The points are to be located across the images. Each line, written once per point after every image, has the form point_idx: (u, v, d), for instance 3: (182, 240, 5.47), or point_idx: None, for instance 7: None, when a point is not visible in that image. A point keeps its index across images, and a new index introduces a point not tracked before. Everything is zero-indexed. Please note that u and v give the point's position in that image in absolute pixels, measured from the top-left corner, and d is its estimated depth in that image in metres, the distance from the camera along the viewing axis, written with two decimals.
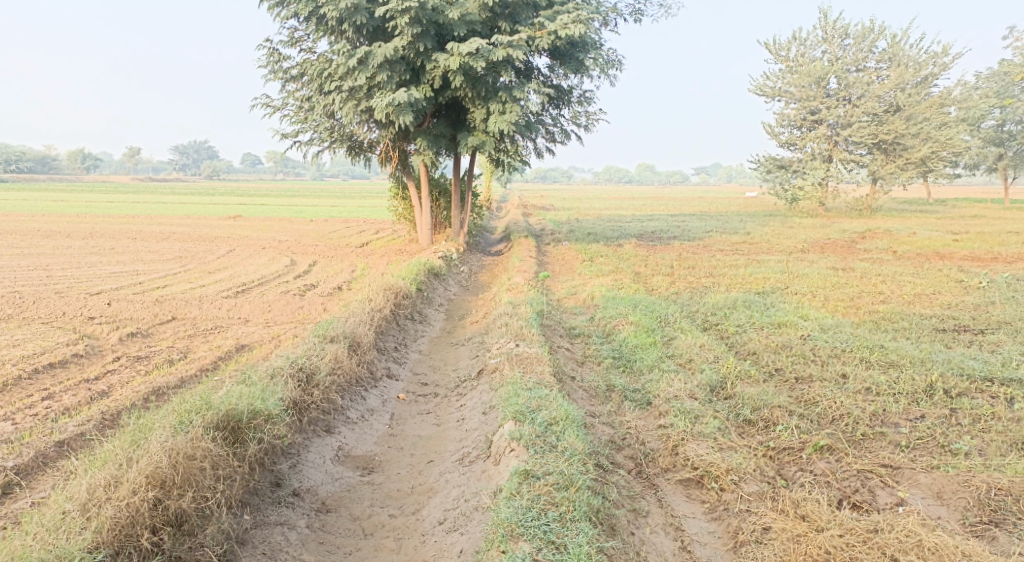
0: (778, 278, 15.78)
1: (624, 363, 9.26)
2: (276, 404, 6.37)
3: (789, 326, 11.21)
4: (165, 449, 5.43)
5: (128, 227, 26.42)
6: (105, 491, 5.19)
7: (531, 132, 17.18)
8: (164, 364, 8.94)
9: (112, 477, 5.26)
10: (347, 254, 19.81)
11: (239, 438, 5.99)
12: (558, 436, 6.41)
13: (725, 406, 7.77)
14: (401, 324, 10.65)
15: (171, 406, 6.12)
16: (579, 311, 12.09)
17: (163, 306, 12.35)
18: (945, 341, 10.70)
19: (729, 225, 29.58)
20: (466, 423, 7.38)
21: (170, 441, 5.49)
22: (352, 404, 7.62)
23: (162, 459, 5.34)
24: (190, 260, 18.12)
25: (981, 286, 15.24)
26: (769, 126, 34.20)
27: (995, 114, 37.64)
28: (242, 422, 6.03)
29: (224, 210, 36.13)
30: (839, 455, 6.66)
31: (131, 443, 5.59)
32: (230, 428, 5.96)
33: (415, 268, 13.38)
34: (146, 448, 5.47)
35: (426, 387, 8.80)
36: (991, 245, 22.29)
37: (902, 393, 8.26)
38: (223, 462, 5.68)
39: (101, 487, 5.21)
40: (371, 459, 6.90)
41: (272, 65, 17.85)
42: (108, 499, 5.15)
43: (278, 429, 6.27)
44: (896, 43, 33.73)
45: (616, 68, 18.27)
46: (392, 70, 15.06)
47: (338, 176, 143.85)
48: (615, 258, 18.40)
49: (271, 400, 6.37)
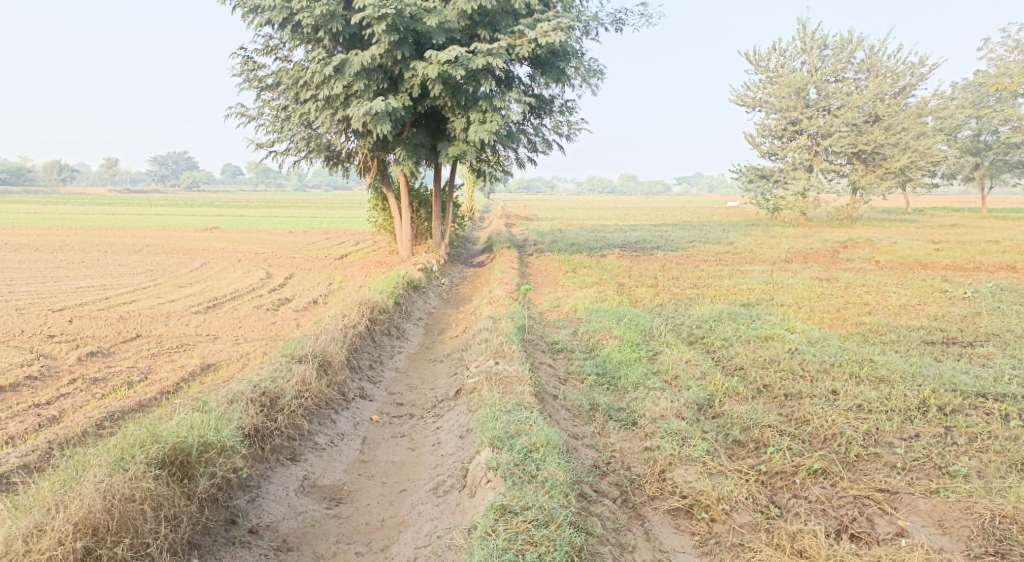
0: (763, 289, 15.53)
1: (608, 381, 8.92)
2: (231, 435, 5.93)
3: (776, 339, 10.93)
4: (99, 490, 5.01)
5: (100, 239, 25.74)
6: (26, 541, 4.78)
7: (513, 142, 16.89)
8: (122, 386, 8.45)
9: (35, 524, 4.84)
10: (325, 266, 19.37)
11: (188, 474, 5.56)
12: (538, 464, 6.03)
13: (714, 427, 7.42)
14: (376, 340, 10.23)
15: (114, 439, 5.66)
16: (562, 325, 11.73)
17: (128, 323, 11.84)
18: (934, 354, 10.45)
19: (713, 235, 29.44)
20: (441, 447, 6.98)
21: (106, 481, 5.06)
22: (320, 428, 7.20)
23: (94, 503, 4.94)
24: (161, 274, 17.59)
25: (966, 296, 15.09)
26: (751, 137, 34.20)
27: (972, 124, 37.92)
28: (191, 455, 5.59)
29: (202, 221, 35.49)
30: (834, 480, 6.34)
31: (62, 484, 5.14)
32: (178, 463, 5.53)
33: (393, 281, 12.96)
34: (79, 490, 5.04)
35: (402, 407, 8.39)
36: (972, 255, 22.26)
37: (896, 410, 7.97)
38: (167, 503, 5.26)
39: (22, 537, 4.79)
40: (339, 488, 6.48)
41: (246, 73, 17.43)
42: (28, 552, 4.75)
43: (233, 462, 5.84)
44: (874, 54, 33.92)
45: (597, 77, 18.06)
46: (368, 78, 14.71)
47: (320, 187, 142.92)
48: (598, 269, 18.12)
49: (227, 429, 5.94)
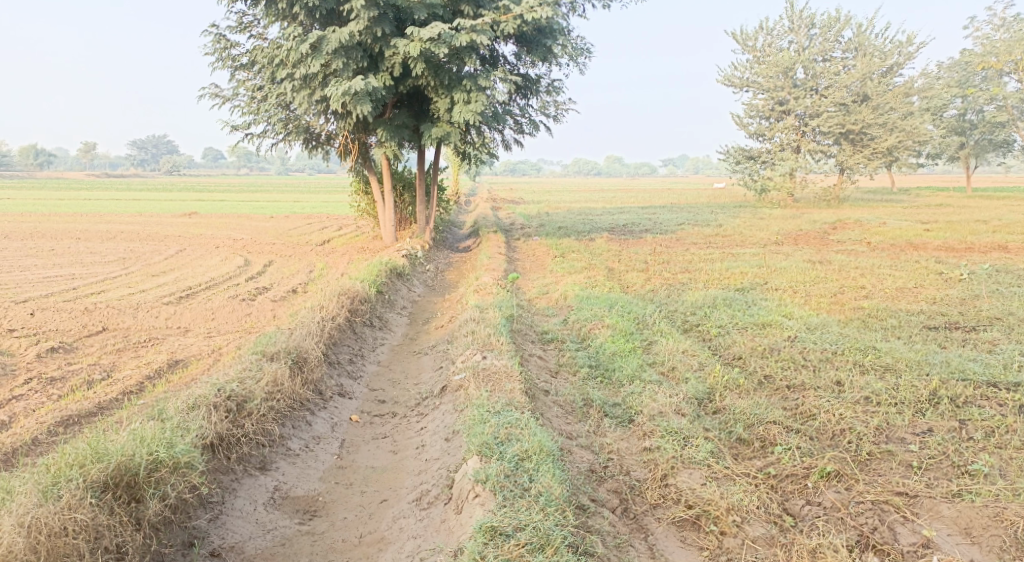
0: (756, 273, 15.11)
1: (601, 373, 8.44)
2: (187, 449, 5.39)
3: (774, 326, 10.49)
4: (21, 526, 4.56)
5: (73, 226, 24.86)
6: None
7: (498, 123, 16.29)
8: (81, 387, 7.86)
9: None
10: (306, 253, 18.73)
11: (136, 497, 5.05)
12: (531, 475, 5.54)
13: (716, 424, 6.96)
14: (357, 332, 9.69)
15: (51, 459, 5.12)
16: (551, 313, 11.22)
17: (93, 315, 11.21)
18: (938, 341, 10.04)
19: (701, 217, 28.98)
20: (425, 451, 6.50)
21: (30, 514, 4.61)
22: (294, 432, 6.68)
23: (16, 540, 4.51)
24: (134, 262, 16.92)
25: (962, 278, 14.71)
26: (738, 117, 33.73)
27: (958, 103, 37.62)
28: (139, 476, 5.07)
29: (181, 207, 34.53)
30: (849, 483, 5.93)
31: None
32: (125, 485, 5.02)
33: (376, 268, 12.40)
34: None
35: (383, 405, 7.86)
36: (963, 235, 21.95)
37: (905, 403, 7.54)
38: (107, 534, 4.77)
39: None
40: (314, 500, 5.97)
41: (219, 52, 16.67)
42: None
43: (189, 481, 5.30)
44: (862, 32, 33.43)
45: (585, 56, 17.42)
46: (347, 56, 14.02)
47: (304, 171, 141.60)
48: (586, 253, 17.60)
49: (182, 443, 5.39)
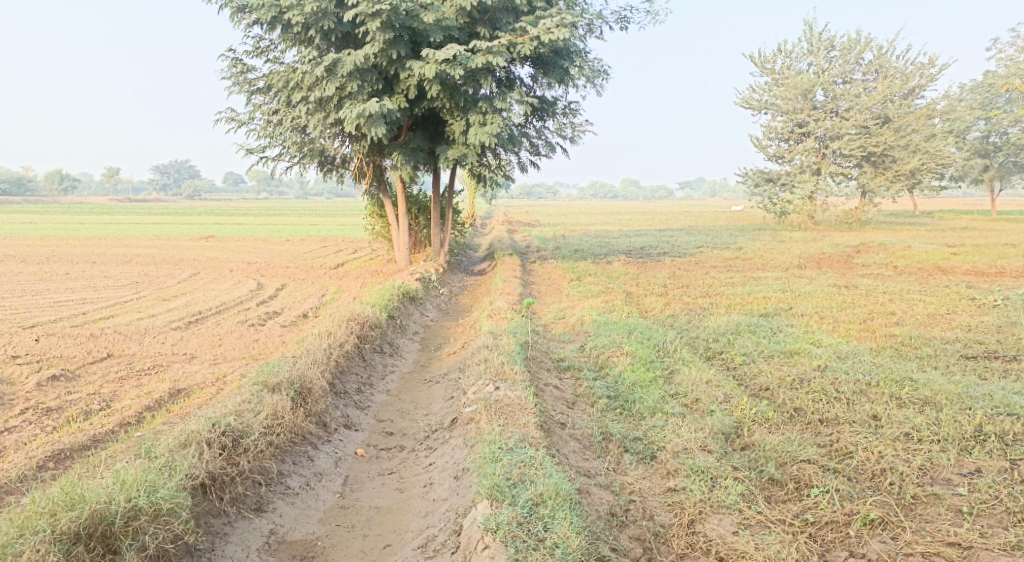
0: (780, 298, 14.62)
1: (621, 404, 7.99)
2: (170, 494, 5.04)
3: (803, 354, 9.98)
4: None
5: (90, 250, 24.78)
6: None
7: (514, 145, 15.98)
8: (78, 417, 7.54)
9: None
10: (320, 276, 18.48)
11: (113, 548, 4.72)
12: (546, 523, 5.13)
13: (746, 462, 6.49)
14: (366, 359, 9.31)
15: (24, 507, 4.80)
16: (568, 339, 10.78)
17: (99, 341, 10.93)
18: (978, 372, 9.48)
19: (720, 240, 28.55)
20: (433, 490, 6.10)
21: None
22: (294, 469, 6.31)
23: None
24: (146, 286, 16.74)
25: (997, 304, 14.11)
26: (757, 139, 33.29)
27: (981, 125, 36.93)
28: (116, 526, 4.73)
29: (198, 230, 34.47)
30: (894, 532, 5.50)
31: None
32: (100, 535, 4.69)
33: (388, 293, 12.04)
34: None
35: (391, 437, 7.45)
36: (991, 259, 21.29)
37: (948, 440, 7.02)
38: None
39: None
40: (312, 544, 5.58)
41: (235, 76, 16.57)
42: None
43: (172, 529, 4.95)
44: (883, 54, 32.99)
45: (602, 77, 17.13)
46: (362, 79, 13.83)
47: (322, 195, 142.88)
48: (604, 277, 17.20)
49: (165, 487, 5.05)
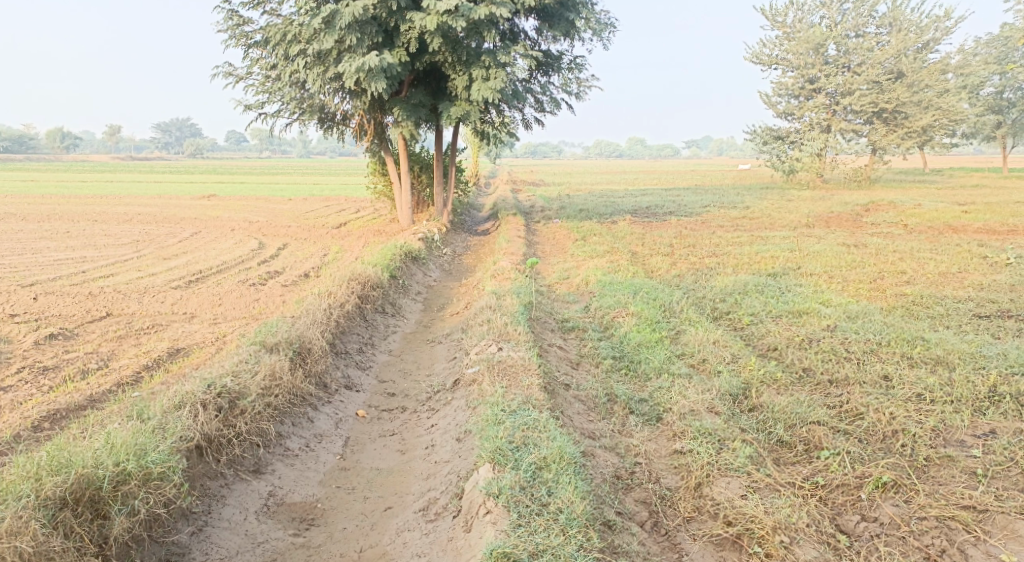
0: (788, 257, 14.38)
1: (626, 365, 7.85)
2: (161, 458, 4.95)
3: (811, 314, 9.79)
4: None
5: (91, 209, 24.55)
6: None
7: (518, 101, 15.61)
8: (75, 377, 7.42)
9: None
10: (322, 236, 18.28)
11: (102, 513, 4.63)
12: (550, 488, 5.01)
13: (754, 423, 6.35)
14: (367, 320, 9.15)
15: (9, 472, 4.68)
16: (572, 300, 10.60)
17: (98, 300, 10.79)
18: (990, 331, 9.29)
19: (727, 199, 28.17)
20: (435, 451, 5.99)
21: None
22: (293, 430, 6.21)
23: None
24: (147, 244, 16.57)
25: (1009, 263, 13.84)
26: (766, 96, 32.65)
27: (995, 80, 36.11)
28: (104, 490, 4.64)
29: (200, 189, 34.17)
30: (908, 495, 5.38)
31: None
32: (87, 501, 4.59)
33: (390, 252, 11.85)
34: None
35: (393, 399, 7.32)
36: (1003, 217, 20.91)
37: (961, 401, 6.85)
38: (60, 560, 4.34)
39: None
40: (312, 507, 5.50)
41: (232, 29, 16.14)
42: None
43: (164, 493, 4.86)
44: (897, 7, 32.10)
45: (609, 31, 16.66)
46: (361, 31, 13.37)
47: (326, 155, 141.99)
48: (609, 237, 16.95)
49: (156, 452, 4.95)
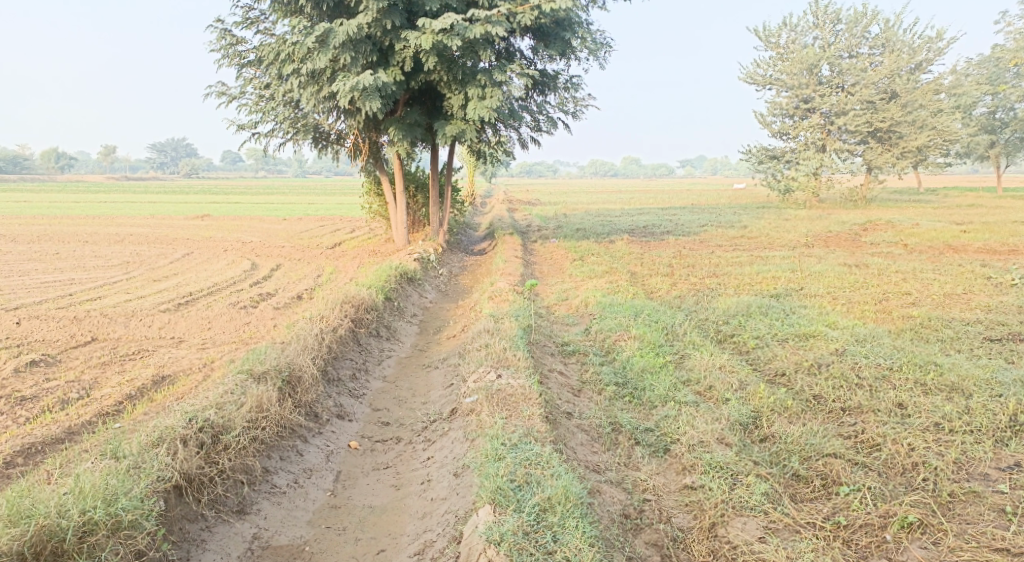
0: (789, 277, 14.11)
1: (630, 392, 7.52)
2: (134, 505, 4.66)
3: (817, 337, 9.50)
4: None
5: (82, 229, 24.17)
6: None
7: (515, 120, 15.39)
8: (54, 407, 7.07)
9: None
10: (316, 256, 17.97)
11: None
12: (556, 533, 4.71)
13: (767, 455, 6.03)
14: (360, 344, 8.82)
15: None
16: (572, 322, 10.30)
17: (83, 324, 10.44)
18: (1003, 355, 9.00)
19: (725, 219, 27.95)
20: (431, 487, 5.66)
21: None
22: (281, 465, 5.89)
23: None
24: (137, 266, 16.22)
25: (1014, 283, 13.60)
26: (761, 116, 32.58)
27: (988, 101, 36.19)
28: (68, 543, 4.38)
29: (194, 209, 33.74)
30: (935, 536, 5.09)
31: None
32: (49, 554, 4.35)
33: (385, 273, 11.54)
34: None
35: (387, 428, 6.98)
36: (1002, 236, 20.72)
37: (981, 430, 6.55)
38: None
39: None
40: (299, 550, 5.17)
41: (225, 48, 15.94)
42: None
43: (135, 544, 4.58)
44: (890, 28, 32.18)
45: (605, 50, 16.51)
46: (356, 50, 13.15)
47: (321, 174, 142.00)
48: (608, 257, 16.70)
49: (128, 498, 4.67)
